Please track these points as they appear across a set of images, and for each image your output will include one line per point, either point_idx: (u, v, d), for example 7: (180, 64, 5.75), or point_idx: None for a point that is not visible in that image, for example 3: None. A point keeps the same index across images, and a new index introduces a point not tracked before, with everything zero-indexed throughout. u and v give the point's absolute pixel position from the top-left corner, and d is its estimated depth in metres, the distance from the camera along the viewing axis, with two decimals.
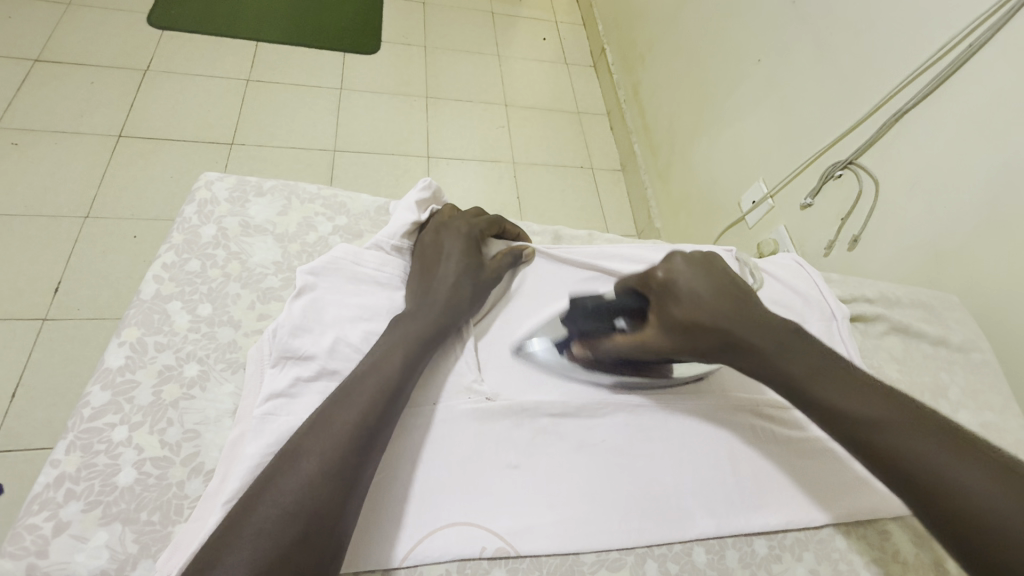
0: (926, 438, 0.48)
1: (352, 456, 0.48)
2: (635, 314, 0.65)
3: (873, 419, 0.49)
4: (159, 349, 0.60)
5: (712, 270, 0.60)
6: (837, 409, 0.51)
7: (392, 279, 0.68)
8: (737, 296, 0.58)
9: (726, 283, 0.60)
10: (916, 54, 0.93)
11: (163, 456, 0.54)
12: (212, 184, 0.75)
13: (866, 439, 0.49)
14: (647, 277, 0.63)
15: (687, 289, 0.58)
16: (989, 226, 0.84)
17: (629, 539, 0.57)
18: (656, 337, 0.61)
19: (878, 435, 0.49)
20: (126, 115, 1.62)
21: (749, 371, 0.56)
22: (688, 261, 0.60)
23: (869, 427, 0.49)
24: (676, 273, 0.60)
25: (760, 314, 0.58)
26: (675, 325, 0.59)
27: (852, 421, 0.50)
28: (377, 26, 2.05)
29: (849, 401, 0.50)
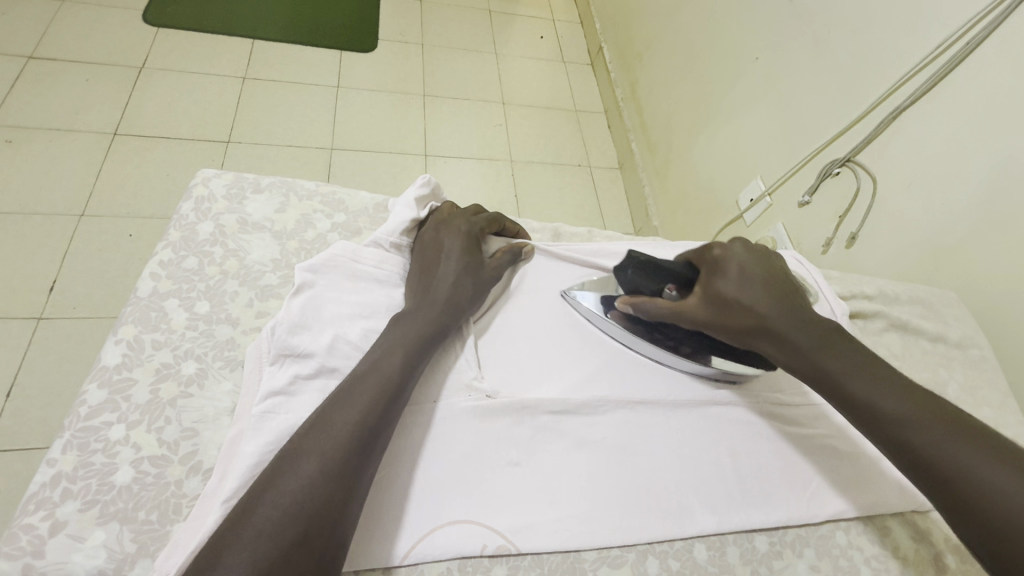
0: (953, 438, 0.49)
1: (353, 456, 0.47)
2: (683, 284, 0.66)
3: (901, 417, 0.51)
4: (157, 347, 0.59)
5: (766, 261, 0.63)
6: (867, 405, 0.52)
7: (391, 277, 0.68)
8: (786, 289, 0.60)
9: (778, 275, 0.62)
10: (913, 51, 0.94)
11: (161, 455, 0.53)
12: (209, 181, 0.75)
13: (893, 434, 0.51)
14: (704, 251, 0.65)
15: (737, 269, 0.60)
16: (987, 223, 0.84)
17: (631, 536, 0.57)
18: (697, 307, 0.62)
19: (909, 433, 0.50)
20: (121, 112, 1.61)
21: (782, 360, 0.57)
22: (747, 248, 0.63)
23: (898, 423, 0.51)
24: (731, 255, 0.62)
25: (805, 307, 0.59)
26: (721, 300, 0.60)
27: (880, 417, 0.51)
28: (374, 23, 2.04)
29: (882, 398, 0.52)
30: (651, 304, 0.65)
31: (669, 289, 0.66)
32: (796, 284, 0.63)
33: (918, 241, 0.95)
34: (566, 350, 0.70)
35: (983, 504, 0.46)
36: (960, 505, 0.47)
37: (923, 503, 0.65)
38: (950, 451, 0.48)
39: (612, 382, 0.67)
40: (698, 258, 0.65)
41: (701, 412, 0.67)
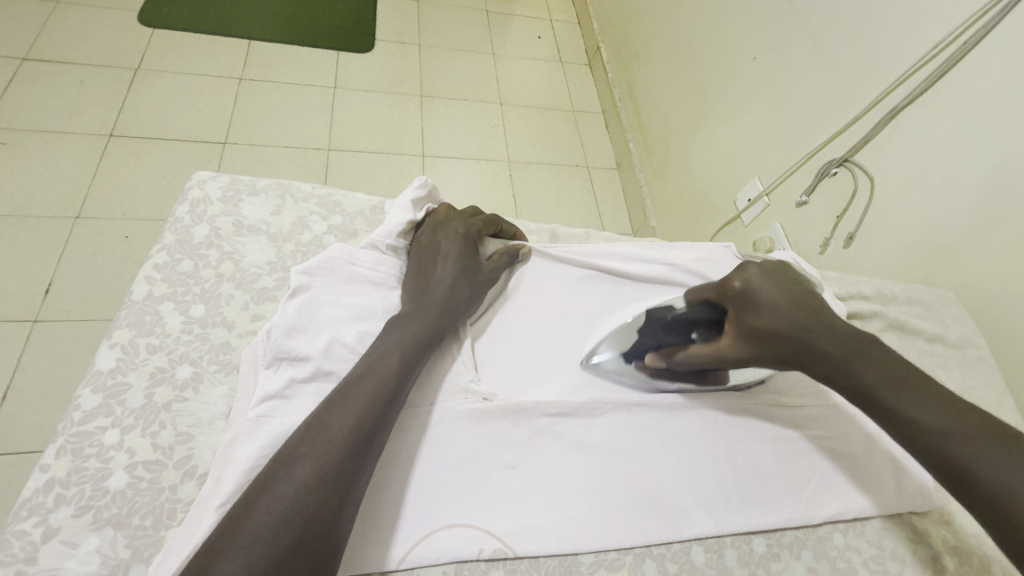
0: (1001, 455, 0.46)
1: (348, 461, 0.47)
2: (711, 325, 0.64)
3: (944, 432, 0.49)
4: (151, 351, 0.59)
5: (786, 278, 0.60)
6: (906, 419, 0.50)
7: (388, 279, 0.67)
8: (818, 307, 0.57)
9: (800, 291, 0.59)
10: (910, 51, 0.94)
11: (156, 460, 0.53)
12: (204, 183, 0.74)
13: (936, 450, 0.49)
14: (724, 285, 0.62)
15: (767, 298, 0.57)
16: (984, 223, 0.85)
17: (628, 538, 0.57)
18: (736, 347, 0.59)
19: (951, 447, 0.48)
20: (117, 114, 1.60)
21: (820, 377, 0.55)
22: (764, 271, 0.60)
23: (940, 438, 0.49)
24: (755, 283, 0.58)
25: (834, 321, 0.56)
26: (756, 336, 0.57)
27: (921, 432, 0.49)
28: (371, 24, 2.04)
29: (921, 411, 0.50)
30: (685, 356, 0.64)
31: (696, 334, 0.65)
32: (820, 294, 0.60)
33: (916, 241, 0.95)
34: (563, 352, 0.70)
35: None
36: (1009, 526, 0.45)
37: (920, 505, 0.65)
38: (995, 467, 0.46)
39: (610, 384, 0.67)
40: (719, 295, 0.62)
41: (699, 413, 0.67)
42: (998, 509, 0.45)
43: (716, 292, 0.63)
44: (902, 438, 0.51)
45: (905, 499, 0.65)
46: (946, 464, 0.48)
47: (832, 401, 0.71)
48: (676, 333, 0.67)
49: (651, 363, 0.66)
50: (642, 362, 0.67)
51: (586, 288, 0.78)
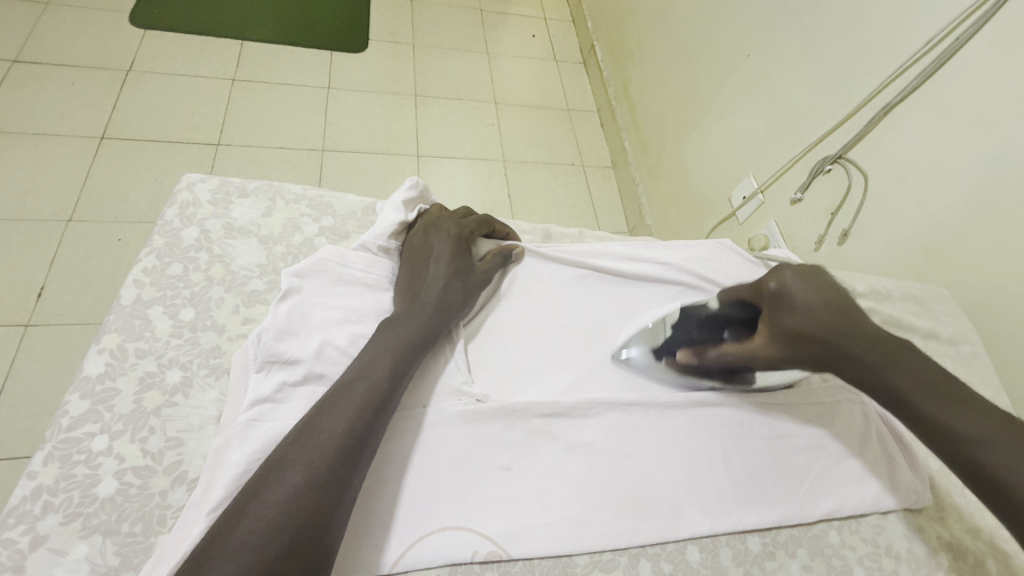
0: None
1: (340, 465, 0.47)
2: (742, 324, 0.63)
3: (978, 439, 0.47)
4: (141, 355, 0.59)
5: (821, 282, 0.56)
6: (938, 425, 0.49)
7: (380, 280, 0.67)
8: (850, 310, 0.55)
9: (836, 294, 0.56)
10: (904, 47, 0.94)
11: (145, 466, 0.52)
12: (194, 185, 0.74)
13: (967, 455, 0.48)
14: (759, 285, 0.59)
15: (802, 301, 0.55)
16: (977, 219, 0.85)
17: (623, 539, 0.57)
18: (766, 348, 0.59)
19: (981, 455, 0.47)
20: (109, 116, 1.59)
21: (849, 379, 0.54)
22: (801, 274, 0.56)
23: (976, 448, 0.47)
24: (791, 285, 0.56)
25: (867, 324, 0.54)
26: (789, 339, 0.56)
27: (955, 440, 0.48)
28: (364, 24, 2.03)
29: (955, 419, 0.49)
30: (715, 352, 0.64)
31: (728, 333, 0.64)
32: (848, 293, 0.58)
33: (910, 237, 0.95)
34: (557, 353, 0.69)
35: None
36: None
37: (914, 502, 0.66)
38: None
39: (603, 384, 0.67)
40: (753, 295, 0.60)
41: (695, 412, 0.67)
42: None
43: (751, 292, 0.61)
44: (935, 445, 0.50)
45: (900, 497, 0.66)
46: (978, 473, 0.47)
47: (827, 398, 0.71)
48: (708, 329, 0.66)
49: (683, 360, 0.66)
50: (672, 359, 0.68)
51: (581, 288, 0.77)
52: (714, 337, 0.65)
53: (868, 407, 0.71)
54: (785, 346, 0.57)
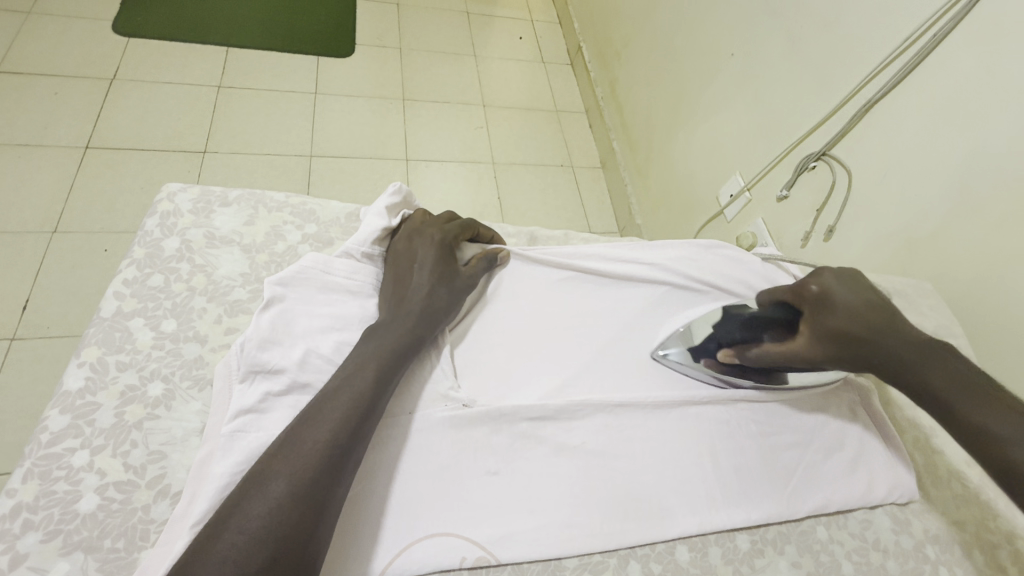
0: None
1: (324, 476, 0.47)
2: (784, 326, 0.69)
3: (1008, 437, 0.48)
4: (122, 368, 0.58)
5: (863, 285, 0.63)
6: (968, 423, 0.51)
7: (365, 287, 0.66)
8: (890, 312, 0.59)
9: (877, 300, 0.62)
10: (882, 46, 0.95)
11: (127, 480, 0.52)
12: (175, 195, 0.73)
13: (997, 455, 0.49)
14: (800, 289, 0.66)
15: (841, 300, 0.61)
16: (959, 212, 0.86)
17: (612, 541, 0.57)
18: (804, 345, 0.64)
19: (1011, 453, 0.48)
20: (93, 126, 1.58)
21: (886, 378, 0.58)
22: (841, 276, 0.63)
23: (1003, 444, 0.48)
24: (831, 286, 0.63)
25: (905, 327, 0.58)
26: (829, 340, 0.61)
27: (983, 438, 0.50)
28: (351, 28, 2.02)
29: (985, 416, 0.50)
30: (759, 350, 0.68)
31: (767, 333, 0.70)
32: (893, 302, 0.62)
33: (893, 232, 0.96)
34: (543, 354, 0.70)
35: None
36: None
37: (898, 497, 0.67)
38: None
39: (590, 385, 0.67)
40: (795, 298, 0.67)
41: (683, 412, 0.67)
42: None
43: (793, 295, 0.67)
44: (965, 442, 0.51)
45: (885, 489, 0.67)
46: (1007, 470, 0.48)
47: (812, 399, 0.72)
48: (751, 330, 0.71)
49: (724, 359, 0.70)
50: (713, 359, 0.71)
51: (566, 289, 0.77)
52: (757, 338, 0.70)
53: (850, 402, 0.73)
54: (820, 340, 0.62)
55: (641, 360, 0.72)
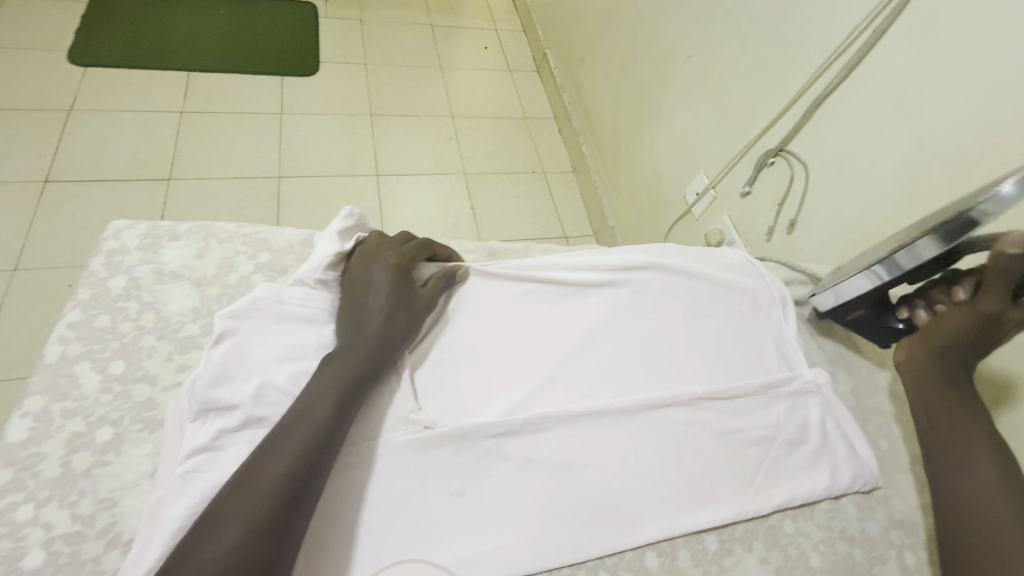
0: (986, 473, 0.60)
1: (282, 512, 0.46)
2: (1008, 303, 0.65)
3: (964, 439, 0.63)
4: (67, 416, 0.56)
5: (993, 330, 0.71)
6: (947, 416, 0.65)
7: (321, 314, 0.65)
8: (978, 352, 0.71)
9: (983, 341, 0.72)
10: (828, 41, 0.98)
11: (76, 532, 0.50)
12: (121, 232, 0.70)
13: (949, 444, 0.64)
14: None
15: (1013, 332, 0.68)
16: (911, 202, 0.88)
17: (580, 553, 0.57)
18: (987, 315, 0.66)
19: (958, 449, 0.63)
20: (51, 159, 1.54)
21: (932, 363, 0.69)
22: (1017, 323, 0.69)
23: (961, 446, 0.63)
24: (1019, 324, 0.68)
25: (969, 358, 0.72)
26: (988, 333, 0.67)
27: (946, 430, 0.65)
28: (313, 46, 2.01)
29: (966, 424, 0.64)
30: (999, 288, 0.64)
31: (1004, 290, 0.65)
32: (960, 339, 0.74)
33: (852, 223, 0.99)
34: (507, 369, 0.68)
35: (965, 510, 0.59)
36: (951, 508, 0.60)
37: (864, 485, 0.68)
38: (975, 476, 0.60)
39: (555, 397, 0.67)
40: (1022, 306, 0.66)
41: (646, 416, 0.67)
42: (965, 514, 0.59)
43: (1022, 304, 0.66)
44: (934, 424, 0.66)
45: (849, 478, 0.68)
46: (949, 452, 0.63)
47: (775, 394, 0.72)
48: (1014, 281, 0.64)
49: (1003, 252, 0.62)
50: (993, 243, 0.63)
51: (529, 301, 0.76)
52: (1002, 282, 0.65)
53: (811, 396, 0.74)
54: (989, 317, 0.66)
55: (606, 367, 0.71)
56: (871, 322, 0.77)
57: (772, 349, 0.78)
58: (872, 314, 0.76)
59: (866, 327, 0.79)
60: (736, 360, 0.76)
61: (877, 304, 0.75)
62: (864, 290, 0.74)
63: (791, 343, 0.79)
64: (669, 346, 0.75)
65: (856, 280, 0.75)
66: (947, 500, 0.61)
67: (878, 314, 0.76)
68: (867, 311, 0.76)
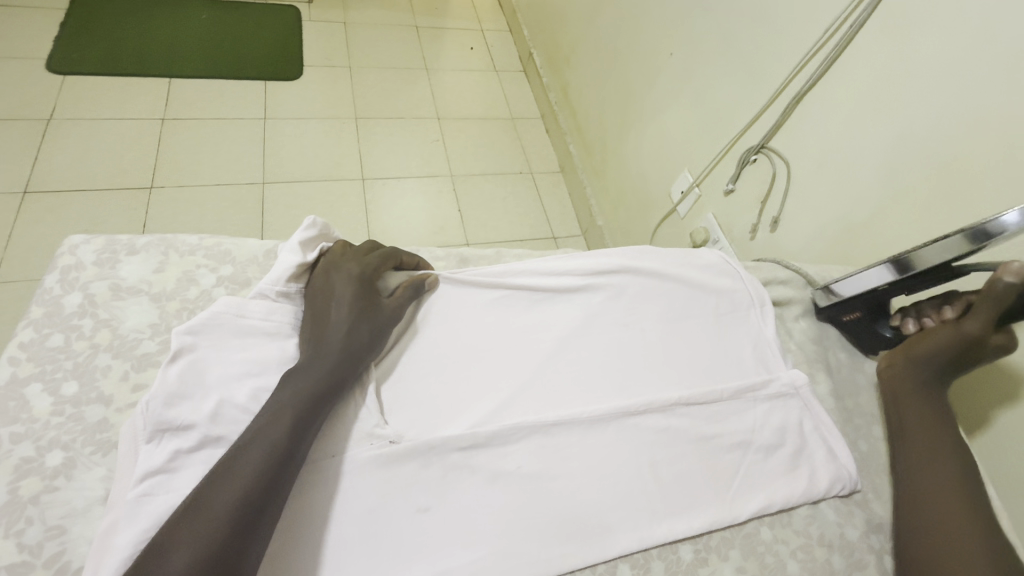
0: (949, 479, 0.60)
1: (233, 538, 0.45)
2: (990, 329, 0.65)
3: (933, 446, 0.63)
4: (16, 440, 0.54)
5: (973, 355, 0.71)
6: (917, 422, 0.65)
7: (283, 328, 0.64)
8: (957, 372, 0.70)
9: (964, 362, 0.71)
10: (806, 37, 0.97)
11: (22, 561, 0.49)
12: (77, 247, 0.68)
13: (916, 448, 0.64)
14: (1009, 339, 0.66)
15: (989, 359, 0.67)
16: (891, 197, 0.88)
17: (550, 567, 0.56)
18: (968, 338, 0.65)
19: (926, 456, 0.63)
20: (30, 170, 1.52)
21: (911, 372, 0.68)
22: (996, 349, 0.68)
23: (927, 451, 0.63)
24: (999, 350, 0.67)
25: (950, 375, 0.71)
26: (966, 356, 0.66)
27: (916, 435, 0.65)
28: (297, 49, 1.99)
29: (934, 430, 0.64)
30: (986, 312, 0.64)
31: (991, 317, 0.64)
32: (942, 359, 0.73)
33: (833, 220, 0.98)
34: (475, 379, 0.67)
35: (924, 513, 0.59)
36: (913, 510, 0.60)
37: (844, 488, 0.67)
38: (937, 479, 0.60)
39: (526, 407, 0.65)
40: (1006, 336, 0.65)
41: (620, 424, 0.66)
42: (925, 516, 0.59)
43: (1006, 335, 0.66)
44: (905, 430, 0.66)
45: (827, 482, 0.67)
46: (917, 457, 0.63)
47: (754, 398, 0.71)
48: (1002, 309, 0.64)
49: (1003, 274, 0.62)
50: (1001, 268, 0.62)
51: (499, 309, 0.74)
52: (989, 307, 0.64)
53: (789, 399, 0.72)
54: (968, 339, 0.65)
55: (580, 374, 0.70)
56: (863, 325, 0.79)
57: (750, 351, 0.77)
58: (868, 317, 0.78)
59: (856, 332, 0.80)
60: (714, 363, 0.75)
61: (873, 309, 0.77)
62: (863, 289, 0.75)
63: (772, 344, 0.77)
64: (645, 351, 0.74)
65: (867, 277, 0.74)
66: (910, 504, 0.61)
67: (871, 319, 0.78)
68: (864, 313, 0.78)
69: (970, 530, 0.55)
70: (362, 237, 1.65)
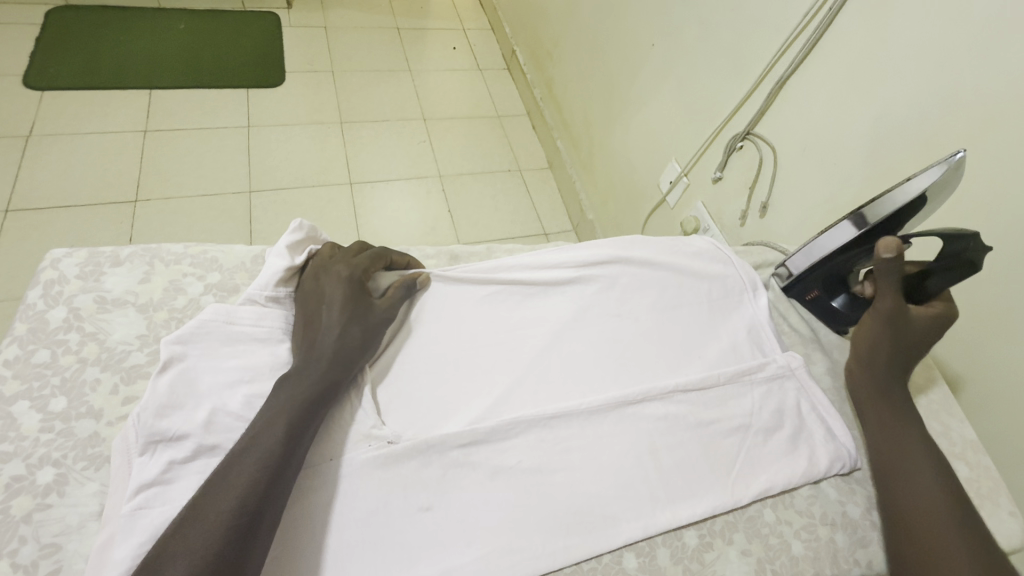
0: (922, 456, 0.61)
1: (229, 550, 0.44)
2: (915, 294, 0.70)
3: (903, 424, 0.65)
4: (5, 459, 0.53)
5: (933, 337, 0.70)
6: (884, 403, 0.67)
7: (274, 333, 0.63)
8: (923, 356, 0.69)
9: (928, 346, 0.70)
10: (786, 20, 0.97)
11: None
12: (59, 261, 0.67)
13: (887, 427, 0.65)
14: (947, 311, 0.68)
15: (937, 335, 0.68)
16: (876, 176, 0.88)
17: (556, 560, 0.55)
18: (897, 313, 0.67)
19: (899, 434, 0.64)
20: (11, 187, 1.49)
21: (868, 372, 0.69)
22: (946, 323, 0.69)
23: (898, 429, 0.64)
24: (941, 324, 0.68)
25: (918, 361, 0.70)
26: (907, 332, 0.67)
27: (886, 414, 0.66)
28: (279, 56, 1.97)
29: (900, 410, 0.66)
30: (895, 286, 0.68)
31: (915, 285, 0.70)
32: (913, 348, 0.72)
33: (821, 202, 0.98)
34: (469, 377, 0.66)
35: (902, 490, 0.60)
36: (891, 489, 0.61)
37: (843, 468, 0.67)
38: (911, 456, 0.62)
39: (523, 402, 0.65)
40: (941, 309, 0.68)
41: (618, 414, 0.66)
42: (902, 493, 0.60)
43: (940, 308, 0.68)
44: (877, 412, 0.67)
45: (827, 462, 0.67)
46: (889, 436, 0.64)
47: (751, 382, 0.71)
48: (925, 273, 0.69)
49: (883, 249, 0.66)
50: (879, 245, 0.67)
51: (494, 304, 0.74)
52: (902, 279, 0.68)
53: (784, 380, 0.73)
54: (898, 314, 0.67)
55: (575, 366, 0.70)
56: (826, 302, 0.80)
57: (745, 336, 0.77)
58: (826, 294, 0.79)
59: (823, 312, 0.81)
60: (709, 350, 0.75)
61: (829, 283, 0.78)
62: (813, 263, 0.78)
63: (765, 328, 0.78)
64: (639, 341, 0.74)
65: (825, 241, 0.76)
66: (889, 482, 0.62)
67: (832, 294, 0.79)
68: (821, 289, 0.79)
69: (942, 513, 0.56)
70: (353, 240, 1.64)
